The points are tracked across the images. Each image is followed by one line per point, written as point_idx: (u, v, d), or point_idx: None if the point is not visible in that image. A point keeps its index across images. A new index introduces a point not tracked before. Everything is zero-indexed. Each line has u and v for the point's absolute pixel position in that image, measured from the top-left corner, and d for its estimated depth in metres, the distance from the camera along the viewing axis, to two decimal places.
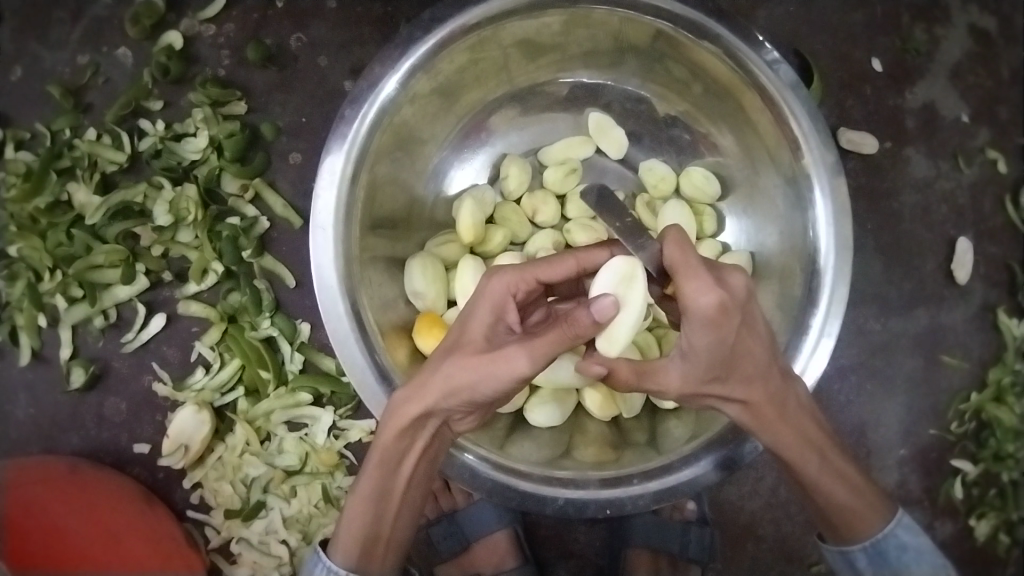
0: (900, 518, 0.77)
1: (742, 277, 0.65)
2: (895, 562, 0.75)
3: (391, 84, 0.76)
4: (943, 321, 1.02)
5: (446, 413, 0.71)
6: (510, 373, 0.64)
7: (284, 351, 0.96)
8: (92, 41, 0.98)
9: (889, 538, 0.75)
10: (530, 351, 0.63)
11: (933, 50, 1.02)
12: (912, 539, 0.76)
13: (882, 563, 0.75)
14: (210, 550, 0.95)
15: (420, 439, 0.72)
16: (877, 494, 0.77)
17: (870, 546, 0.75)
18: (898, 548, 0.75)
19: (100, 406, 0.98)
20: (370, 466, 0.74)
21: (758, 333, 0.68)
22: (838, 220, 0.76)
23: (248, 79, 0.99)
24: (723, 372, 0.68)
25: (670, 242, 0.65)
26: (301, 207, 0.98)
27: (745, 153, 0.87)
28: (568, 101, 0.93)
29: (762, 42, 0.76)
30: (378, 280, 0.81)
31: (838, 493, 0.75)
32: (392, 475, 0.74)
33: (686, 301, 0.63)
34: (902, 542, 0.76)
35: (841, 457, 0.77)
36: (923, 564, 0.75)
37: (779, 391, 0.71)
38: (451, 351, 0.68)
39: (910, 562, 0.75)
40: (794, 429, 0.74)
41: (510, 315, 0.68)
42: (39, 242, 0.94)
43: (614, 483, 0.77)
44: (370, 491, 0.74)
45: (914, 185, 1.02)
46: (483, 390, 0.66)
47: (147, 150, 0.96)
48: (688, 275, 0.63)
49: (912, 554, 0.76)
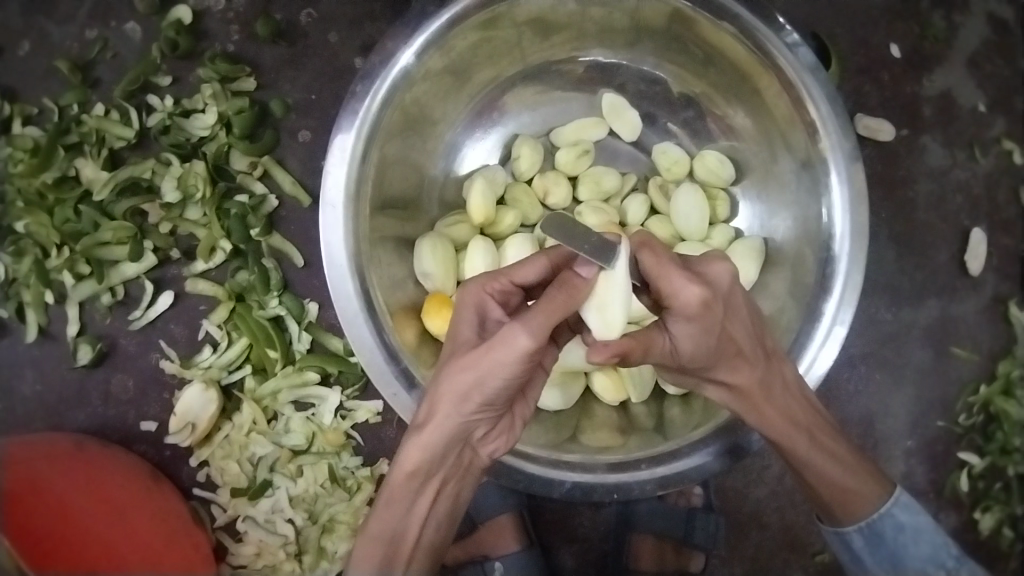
0: (898, 498, 0.76)
1: (723, 267, 0.65)
2: (892, 543, 0.75)
3: (405, 57, 0.75)
4: (955, 312, 1.01)
5: (467, 428, 0.69)
6: (514, 356, 0.62)
7: (291, 330, 0.95)
8: (101, 15, 0.97)
9: (886, 518, 0.75)
10: (529, 327, 0.61)
11: (952, 37, 1.01)
12: (910, 518, 0.75)
13: (877, 544, 0.75)
14: (216, 528, 0.95)
15: (441, 464, 0.70)
16: (870, 469, 0.76)
17: (865, 527, 0.75)
18: (893, 529, 0.75)
19: (107, 383, 0.97)
20: (382, 501, 0.70)
21: (742, 316, 0.67)
22: (854, 207, 0.75)
23: (257, 55, 0.98)
24: (711, 359, 0.67)
25: (641, 245, 0.64)
26: (310, 185, 0.98)
27: (761, 135, 0.85)
28: (582, 81, 0.92)
29: (782, 23, 0.75)
30: (387, 260, 0.81)
31: (829, 475, 0.74)
32: (407, 508, 0.70)
33: (670, 299, 0.63)
34: (900, 522, 0.75)
35: (834, 436, 0.76)
36: (923, 544, 0.75)
37: (766, 373, 0.71)
38: (448, 355, 0.66)
39: (910, 543, 0.74)
40: (786, 411, 0.72)
41: (493, 312, 0.68)
42: (46, 218, 0.92)
43: (622, 467, 0.77)
44: (383, 524, 0.70)
45: (929, 174, 1.01)
46: (491, 381, 0.64)
47: (155, 126, 0.95)
48: (666, 275, 0.63)
49: (910, 534, 0.75)
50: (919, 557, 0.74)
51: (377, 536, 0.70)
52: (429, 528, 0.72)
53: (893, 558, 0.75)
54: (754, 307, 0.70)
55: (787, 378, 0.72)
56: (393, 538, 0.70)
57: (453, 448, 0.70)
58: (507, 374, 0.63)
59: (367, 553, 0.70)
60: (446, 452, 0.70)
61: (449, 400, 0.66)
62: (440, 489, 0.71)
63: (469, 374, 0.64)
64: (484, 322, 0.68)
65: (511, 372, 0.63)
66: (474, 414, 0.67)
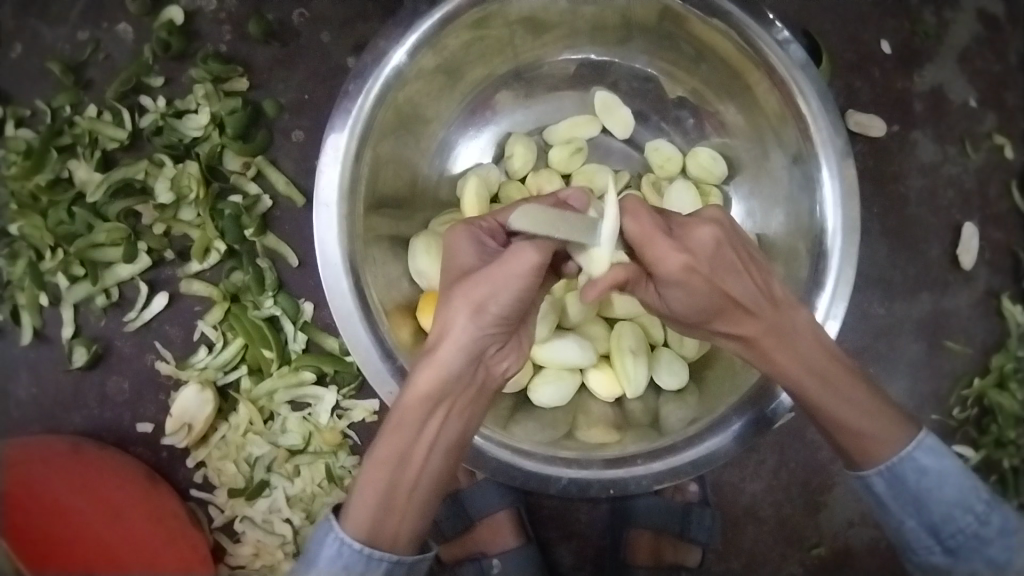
0: (921, 441, 0.71)
1: (708, 229, 0.66)
2: (914, 485, 0.71)
3: (397, 58, 0.75)
4: (947, 306, 1.02)
5: (483, 347, 0.68)
6: (522, 267, 0.64)
7: (287, 330, 0.96)
8: (93, 17, 0.97)
9: (907, 462, 0.70)
10: (535, 241, 0.63)
11: (943, 32, 1.01)
12: (934, 461, 0.71)
13: (901, 487, 0.71)
14: (214, 529, 0.96)
15: (459, 390, 0.68)
16: (887, 420, 0.71)
17: (886, 470, 0.71)
18: (916, 473, 0.71)
19: (102, 385, 0.97)
20: (392, 425, 0.66)
21: (737, 274, 0.68)
22: (846, 202, 0.76)
23: (250, 55, 0.98)
24: (712, 315, 0.69)
25: (627, 217, 0.65)
26: (304, 185, 0.98)
27: (754, 132, 0.85)
28: (575, 80, 0.92)
29: (772, 20, 0.75)
30: (382, 259, 0.81)
31: (836, 415, 0.71)
32: (416, 433, 0.67)
33: (656, 266, 0.66)
34: (922, 466, 0.70)
35: (851, 382, 0.71)
36: (948, 487, 0.70)
37: (776, 322, 0.70)
38: (453, 281, 0.67)
39: (932, 487, 0.70)
40: (803, 361, 0.70)
41: (489, 241, 0.69)
42: (40, 220, 0.93)
43: (618, 463, 0.77)
44: (389, 450, 0.66)
45: (921, 168, 1.01)
46: (504, 290, 0.65)
47: (147, 127, 0.95)
48: (650, 244, 0.65)
49: (934, 477, 0.70)
50: (945, 502, 0.70)
51: (382, 463, 0.66)
52: (438, 456, 0.68)
53: (918, 500, 0.70)
54: (753, 261, 0.70)
55: (800, 325, 0.71)
56: (395, 468, 0.66)
57: (471, 370, 0.68)
58: (521, 287, 0.65)
59: (371, 480, 0.65)
60: (465, 377, 0.67)
61: (460, 314, 0.66)
62: (449, 418, 0.68)
63: (483, 284, 0.65)
64: (484, 254, 0.68)
65: (522, 284, 0.64)
66: (487, 331, 0.67)
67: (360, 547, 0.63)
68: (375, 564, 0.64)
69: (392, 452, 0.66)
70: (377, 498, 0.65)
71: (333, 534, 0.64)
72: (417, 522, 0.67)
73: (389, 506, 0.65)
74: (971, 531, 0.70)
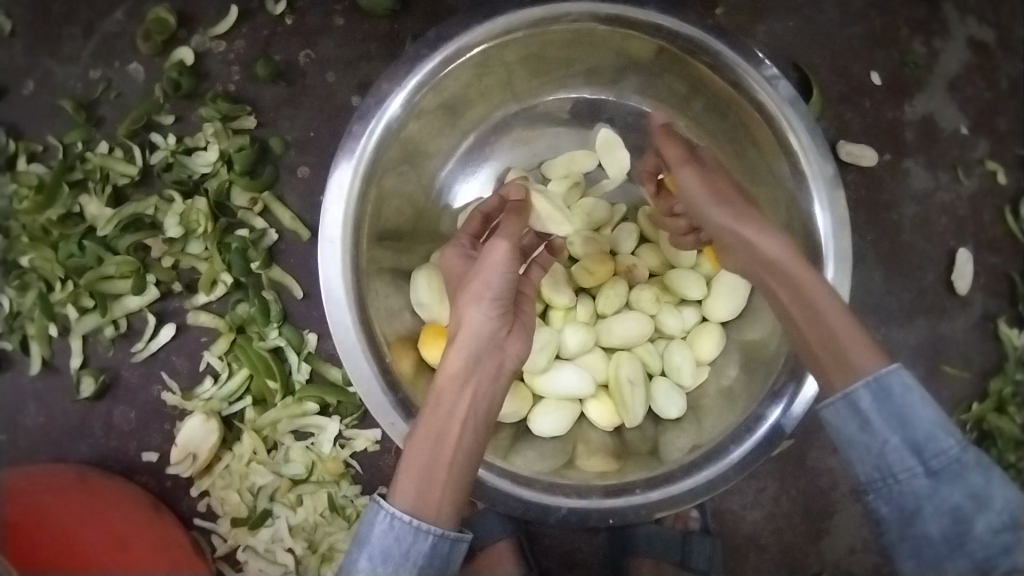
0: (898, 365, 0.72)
1: None
2: (900, 401, 0.69)
3: (398, 100, 0.78)
4: (944, 331, 1.03)
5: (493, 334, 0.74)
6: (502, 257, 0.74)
7: (291, 361, 0.97)
8: (105, 56, 1.00)
9: (895, 375, 0.70)
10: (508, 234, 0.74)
11: (932, 62, 1.03)
12: (915, 384, 0.70)
13: (886, 399, 0.69)
14: (216, 558, 0.96)
15: (477, 373, 0.73)
16: (869, 341, 0.72)
17: (874, 379, 0.70)
18: (902, 389, 0.69)
19: (109, 415, 0.99)
20: (429, 406, 0.71)
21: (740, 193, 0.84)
22: (837, 233, 0.78)
23: (257, 94, 1.00)
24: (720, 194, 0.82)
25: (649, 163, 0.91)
26: (309, 219, 1.00)
27: (746, 167, 0.88)
28: (572, 117, 0.95)
29: (761, 58, 0.78)
30: (385, 291, 0.83)
31: (831, 321, 0.73)
32: (448, 414, 0.71)
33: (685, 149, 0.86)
34: (906, 382, 0.69)
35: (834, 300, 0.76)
36: (930, 412, 0.69)
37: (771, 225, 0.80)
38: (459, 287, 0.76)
39: (916, 404, 0.69)
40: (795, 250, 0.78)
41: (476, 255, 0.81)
42: (51, 253, 0.95)
43: (616, 492, 0.78)
44: (427, 427, 0.70)
45: (914, 197, 1.03)
46: (496, 277, 0.74)
47: (158, 163, 0.98)
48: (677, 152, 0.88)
49: (916, 397, 0.69)
50: (926, 420, 0.69)
51: (422, 441, 0.69)
52: (470, 435, 0.71)
53: (902, 418, 0.69)
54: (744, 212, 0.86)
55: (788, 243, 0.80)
56: (433, 447, 0.69)
57: (486, 355, 0.73)
58: (508, 275, 0.74)
59: (413, 460, 0.68)
60: (481, 360, 0.73)
61: (470, 301, 0.74)
62: (476, 399, 0.72)
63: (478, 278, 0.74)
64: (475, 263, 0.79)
65: (509, 270, 0.74)
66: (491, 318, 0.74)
67: (410, 516, 0.66)
68: (424, 536, 0.66)
69: (428, 430, 0.70)
70: (421, 477, 0.68)
71: (383, 509, 0.67)
72: (458, 499, 0.69)
73: (432, 481, 0.68)
74: (954, 458, 0.68)
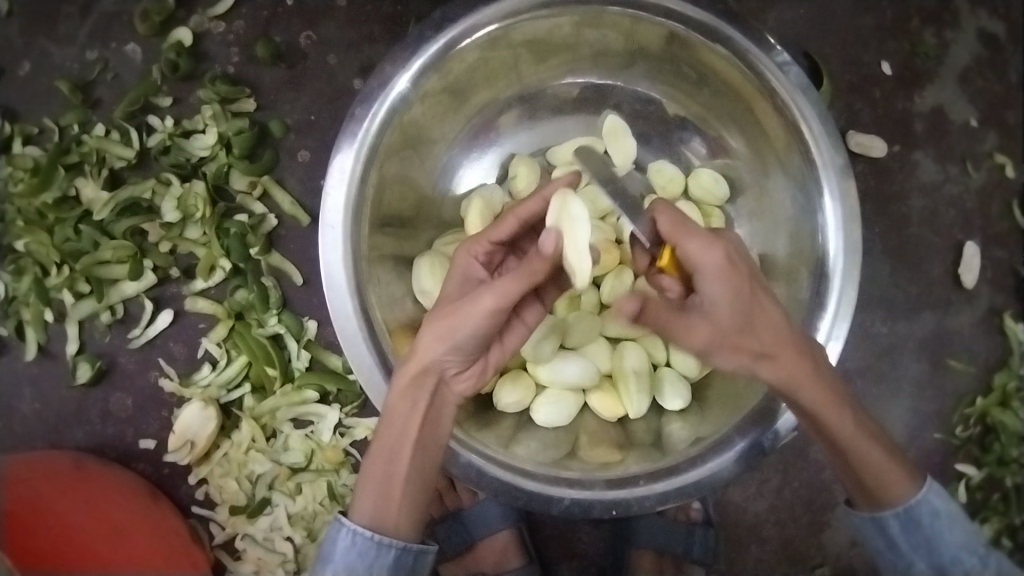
0: (930, 484, 0.75)
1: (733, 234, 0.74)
2: (927, 528, 0.74)
3: (403, 82, 0.76)
4: (949, 325, 1.02)
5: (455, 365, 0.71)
6: (479, 309, 0.67)
7: (290, 348, 0.96)
8: (101, 36, 0.98)
9: (922, 504, 0.74)
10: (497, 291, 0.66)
11: (943, 53, 1.02)
12: (942, 503, 0.74)
13: (914, 529, 0.74)
14: (215, 546, 0.96)
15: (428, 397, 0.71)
16: (899, 464, 0.74)
17: (903, 512, 0.73)
18: (930, 515, 0.74)
19: (106, 401, 0.98)
20: (383, 423, 0.72)
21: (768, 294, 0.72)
22: (847, 225, 0.77)
23: (257, 77, 0.99)
24: (745, 324, 0.71)
25: (662, 214, 0.71)
26: (310, 205, 0.99)
27: (756, 155, 0.86)
28: (578, 103, 0.94)
29: (772, 44, 0.77)
30: (386, 279, 0.82)
31: (860, 455, 0.74)
32: (402, 436, 0.71)
33: (693, 258, 0.69)
34: (934, 508, 0.74)
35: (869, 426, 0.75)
36: (956, 531, 0.74)
37: (802, 348, 0.73)
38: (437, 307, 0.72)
39: (944, 528, 0.74)
40: (827, 387, 0.73)
41: (478, 273, 0.74)
42: (46, 237, 0.94)
43: (620, 484, 0.77)
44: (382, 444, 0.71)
45: (922, 188, 1.02)
46: (468, 324, 0.68)
47: (155, 146, 0.96)
48: (685, 237, 0.70)
49: (943, 519, 0.74)
50: (953, 546, 0.74)
51: (378, 457, 0.71)
52: (424, 455, 0.72)
53: (930, 543, 0.73)
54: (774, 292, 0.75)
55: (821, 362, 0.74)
56: (388, 465, 0.71)
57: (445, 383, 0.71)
58: (482, 325, 0.68)
59: (373, 475, 0.71)
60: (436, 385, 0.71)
61: (432, 334, 0.69)
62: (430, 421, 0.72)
63: (449, 316, 0.69)
64: (467, 283, 0.73)
65: (484, 322, 0.68)
66: (455, 354, 0.70)
67: (370, 533, 0.69)
68: (386, 549, 0.70)
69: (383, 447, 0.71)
70: (377, 492, 0.71)
71: (345, 526, 0.70)
72: (412, 513, 0.72)
73: (388, 498, 0.71)
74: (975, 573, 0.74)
